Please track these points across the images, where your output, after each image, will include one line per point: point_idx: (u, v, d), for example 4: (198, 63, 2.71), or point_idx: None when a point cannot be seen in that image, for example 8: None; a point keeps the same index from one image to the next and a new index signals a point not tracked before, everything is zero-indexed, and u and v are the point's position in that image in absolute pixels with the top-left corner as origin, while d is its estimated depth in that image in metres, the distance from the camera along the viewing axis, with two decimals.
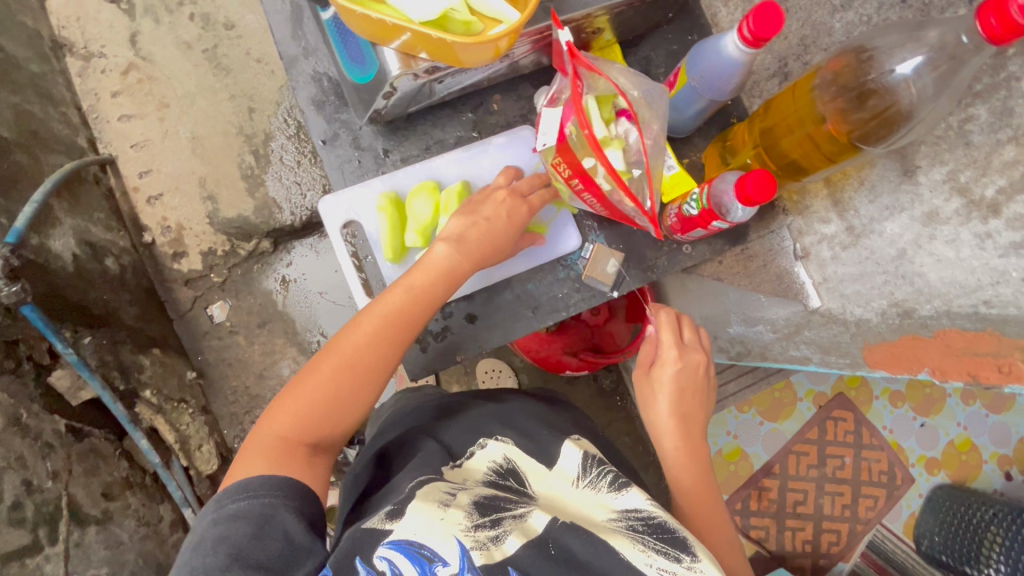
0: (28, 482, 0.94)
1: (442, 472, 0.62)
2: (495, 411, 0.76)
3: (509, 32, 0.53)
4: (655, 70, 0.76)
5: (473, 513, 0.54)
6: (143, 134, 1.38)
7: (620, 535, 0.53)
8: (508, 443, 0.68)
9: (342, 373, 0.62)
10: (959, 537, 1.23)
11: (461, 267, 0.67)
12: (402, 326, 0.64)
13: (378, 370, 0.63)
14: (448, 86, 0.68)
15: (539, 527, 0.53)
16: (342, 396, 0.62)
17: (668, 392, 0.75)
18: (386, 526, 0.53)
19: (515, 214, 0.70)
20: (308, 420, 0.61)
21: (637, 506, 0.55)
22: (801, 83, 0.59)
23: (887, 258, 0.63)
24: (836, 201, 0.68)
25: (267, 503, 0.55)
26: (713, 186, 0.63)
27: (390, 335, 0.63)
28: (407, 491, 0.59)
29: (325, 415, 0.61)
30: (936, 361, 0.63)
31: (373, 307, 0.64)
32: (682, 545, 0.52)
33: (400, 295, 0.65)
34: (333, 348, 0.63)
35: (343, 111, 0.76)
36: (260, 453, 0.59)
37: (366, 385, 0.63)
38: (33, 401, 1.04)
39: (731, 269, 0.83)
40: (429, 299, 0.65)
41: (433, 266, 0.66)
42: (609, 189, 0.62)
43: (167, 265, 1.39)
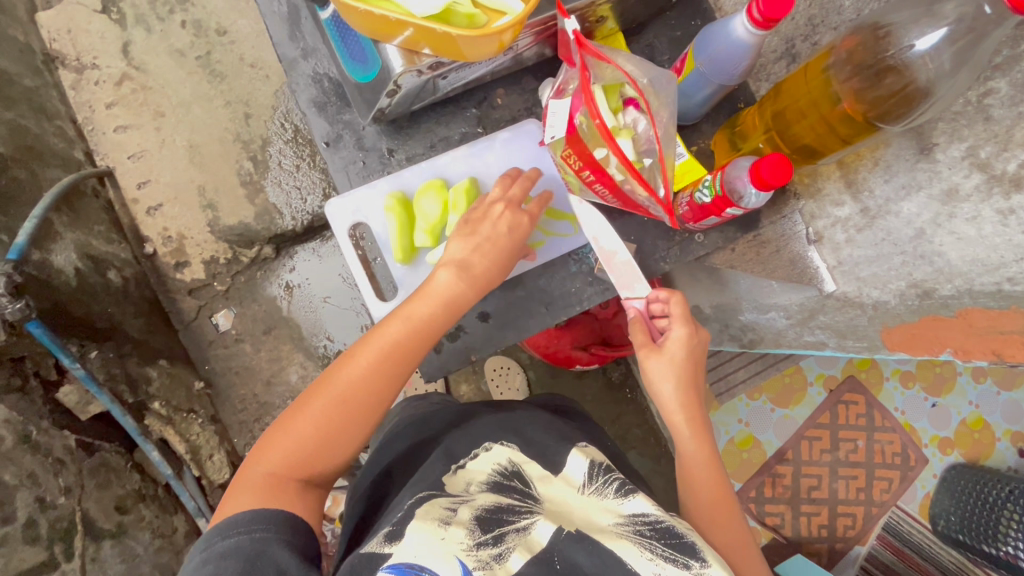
0: (41, 499, 0.94)
1: (443, 483, 0.62)
2: (500, 419, 0.73)
3: (514, 22, 0.51)
4: (659, 57, 0.75)
5: (475, 531, 0.55)
6: (140, 144, 1.37)
7: (628, 542, 0.54)
8: (512, 447, 0.67)
9: (338, 406, 0.61)
10: (975, 514, 1.21)
11: (457, 293, 0.66)
12: (399, 359, 0.63)
13: (375, 403, 0.62)
14: (452, 82, 0.67)
15: (542, 541, 0.55)
16: (337, 430, 0.61)
17: (681, 376, 0.69)
18: (386, 549, 0.53)
19: (516, 228, 0.68)
20: (302, 454, 0.60)
21: (644, 511, 0.57)
22: (814, 64, 0.58)
23: (905, 238, 0.62)
24: (850, 182, 0.67)
25: (257, 538, 0.53)
26: (726, 172, 0.61)
27: (388, 368, 0.63)
28: (405, 509, 0.58)
29: (320, 450, 0.60)
30: (958, 341, 0.63)
31: (370, 338, 0.64)
32: (691, 550, 0.53)
33: (398, 326, 0.64)
34: (328, 379, 0.62)
35: (345, 112, 0.75)
36: (249, 488, 0.57)
37: (361, 418, 0.62)
38: (42, 418, 1.03)
39: (744, 256, 0.81)
40: (427, 329, 0.64)
41: (432, 294, 0.65)
42: (622, 178, 0.61)
43: (170, 275, 1.38)
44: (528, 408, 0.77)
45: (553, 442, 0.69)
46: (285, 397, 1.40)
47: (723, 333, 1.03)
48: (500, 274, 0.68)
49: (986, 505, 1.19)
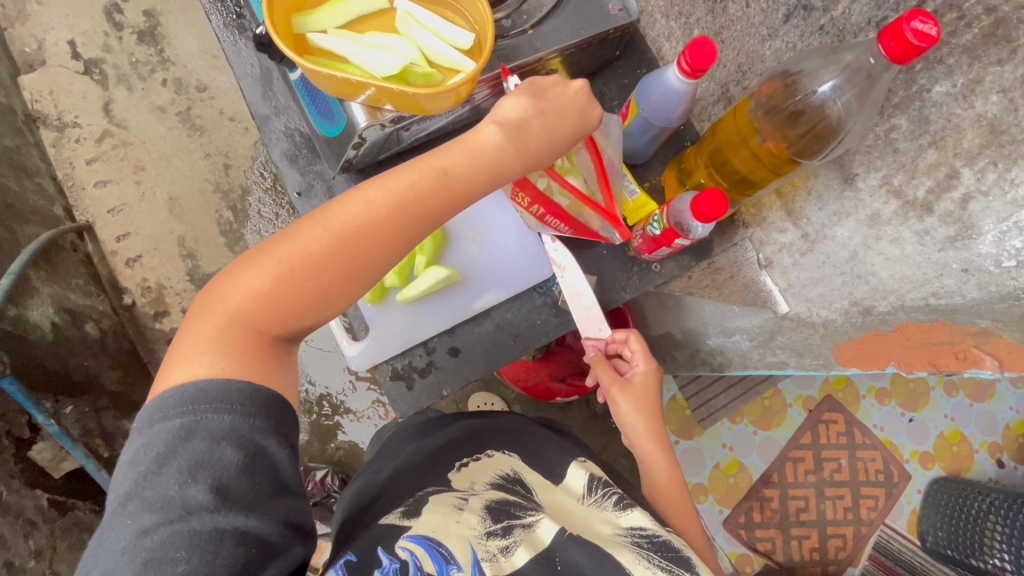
0: (9, 563, 0.91)
1: (449, 478, 0.64)
2: (502, 428, 0.76)
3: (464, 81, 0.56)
4: (609, 102, 0.82)
5: (486, 520, 0.58)
6: (120, 198, 1.40)
7: (626, 551, 0.56)
8: (514, 457, 0.70)
9: (345, 259, 0.49)
10: (961, 530, 1.25)
11: (502, 148, 0.54)
12: (422, 217, 0.51)
13: (386, 264, 0.51)
14: (416, 133, 0.71)
15: (547, 538, 0.57)
16: (323, 291, 0.49)
17: (648, 410, 0.72)
18: (405, 522, 0.57)
19: (584, 117, 0.58)
20: (288, 312, 0.49)
21: (641, 525, 0.59)
22: (739, 107, 0.65)
23: (842, 260, 0.67)
24: (789, 211, 0.72)
25: (258, 428, 0.46)
26: (671, 206, 0.66)
27: (405, 225, 0.50)
28: (415, 499, 0.61)
29: (302, 309, 0.49)
30: (900, 355, 0.67)
31: (389, 179, 0.50)
32: (686, 563, 0.55)
33: (435, 173, 0.51)
34: (325, 217, 0.49)
35: (316, 163, 0.79)
36: (212, 338, 0.47)
37: (366, 280, 0.51)
38: (14, 477, 1.01)
39: (700, 282, 0.88)
40: (449, 190, 0.51)
41: (474, 146, 0.53)
42: (565, 202, 0.66)
43: (149, 326, 1.39)
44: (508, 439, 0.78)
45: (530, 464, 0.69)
46: None
47: (695, 357, 1.07)
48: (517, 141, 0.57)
49: (968, 518, 1.24)
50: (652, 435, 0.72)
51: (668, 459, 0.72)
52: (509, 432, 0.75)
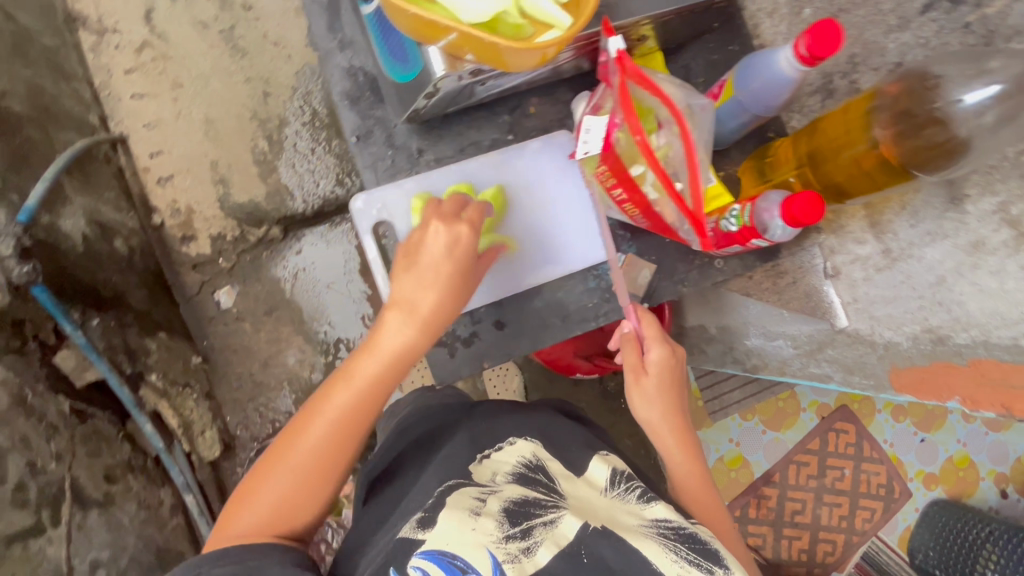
0: (32, 463, 0.93)
1: (470, 471, 0.62)
2: (526, 419, 0.73)
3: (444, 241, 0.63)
4: (694, 79, 0.75)
5: (505, 522, 0.54)
6: (156, 114, 1.36)
7: (653, 543, 0.53)
8: (535, 443, 0.68)
9: (310, 460, 0.63)
10: (958, 554, 1.25)
11: (402, 331, 0.63)
12: (361, 413, 0.64)
13: (343, 450, 0.64)
14: (489, 88, 0.66)
15: (570, 533, 0.53)
16: (304, 485, 0.63)
17: (670, 401, 0.71)
18: (419, 535, 0.54)
19: (456, 248, 0.64)
20: (281, 507, 0.63)
21: (666, 517, 0.57)
22: (857, 104, 0.58)
23: (925, 284, 0.63)
24: (874, 223, 0.68)
25: (251, 566, 0.57)
26: (755, 204, 0.61)
27: (349, 426, 0.64)
28: (435, 497, 0.58)
29: (292, 503, 0.63)
30: (968, 391, 0.65)
31: (330, 396, 0.64)
32: (714, 556, 0.53)
33: (365, 369, 0.64)
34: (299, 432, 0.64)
35: (378, 108, 0.74)
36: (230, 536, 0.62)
37: (332, 468, 0.64)
38: (39, 381, 1.02)
39: (760, 284, 0.81)
40: (380, 376, 0.64)
41: (388, 346, 0.64)
42: (655, 196, 0.58)
43: (175, 248, 1.38)
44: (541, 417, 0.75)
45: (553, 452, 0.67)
46: (281, 379, 1.40)
47: (727, 355, 1.01)
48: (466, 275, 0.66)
49: (967, 544, 1.24)
50: (672, 425, 0.72)
51: (686, 449, 0.72)
52: (531, 421, 0.73)
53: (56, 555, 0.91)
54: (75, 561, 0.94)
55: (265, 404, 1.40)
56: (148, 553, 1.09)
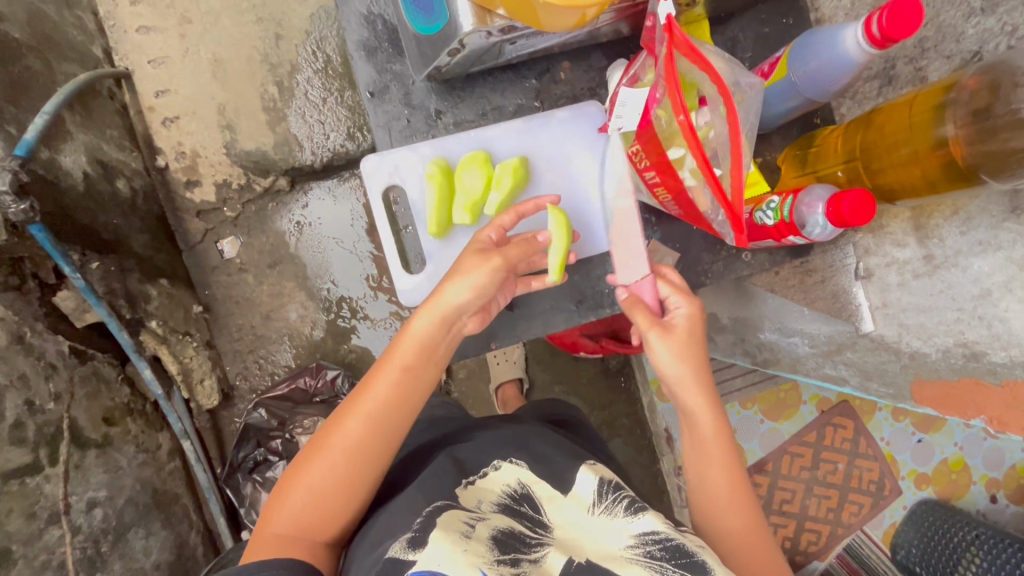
0: (30, 402, 0.92)
1: (455, 495, 0.59)
2: (505, 433, 0.69)
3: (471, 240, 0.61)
4: (741, 53, 0.69)
5: (493, 549, 0.53)
6: (161, 50, 1.31)
7: (637, 567, 0.52)
8: (521, 466, 0.63)
9: (342, 462, 0.60)
10: (937, 552, 1.22)
11: (423, 329, 0.61)
12: (395, 413, 0.61)
13: (375, 450, 0.61)
14: (519, 49, 0.61)
15: (556, 569, 0.53)
16: (332, 489, 0.60)
17: (695, 362, 0.64)
18: (409, 556, 0.52)
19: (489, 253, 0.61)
20: (308, 516, 0.60)
21: (653, 529, 0.55)
22: (929, 97, 0.53)
23: (967, 296, 0.60)
24: (919, 226, 0.64)
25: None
26: (797, 197, 0.57)
27: (382, 424, 0.61)
28: (424, 516, 0.55)
29: (321, 510, 0.60)
30: (996, 411, 0.61)
31: (361, 392, 0.62)
32: (700, 569, 0.51)
33: (392, 364, 0.62)
34: (331, 432, 0.61)
35: (396, 62, 0.68)
36: (258, 545, 0.59)
37: (367, 469, 0.61)
38: (37, 321, 1.01)
39: (787, 281, 0.81)
40: (410, 373, 0.62)
41: (414, 341, 0.61)
42: (692, 182, 0.54)
43: (180, 193, 1.34)
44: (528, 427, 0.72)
45: (559, 460, 0.65)
46: (282, 334, 1.39)
47: (737, 347, 0.98)
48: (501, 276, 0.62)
49: (949, 546, 1.19)
50: (697, 390, 0.64)
51: (712, 415, 0.65)
52: (510, 434, 0.69)
53: (53, 492, 0.91)
54: (72, 500, 0.94)
55: (265, 357, 1.39)
56: (144, 496, 1.10)
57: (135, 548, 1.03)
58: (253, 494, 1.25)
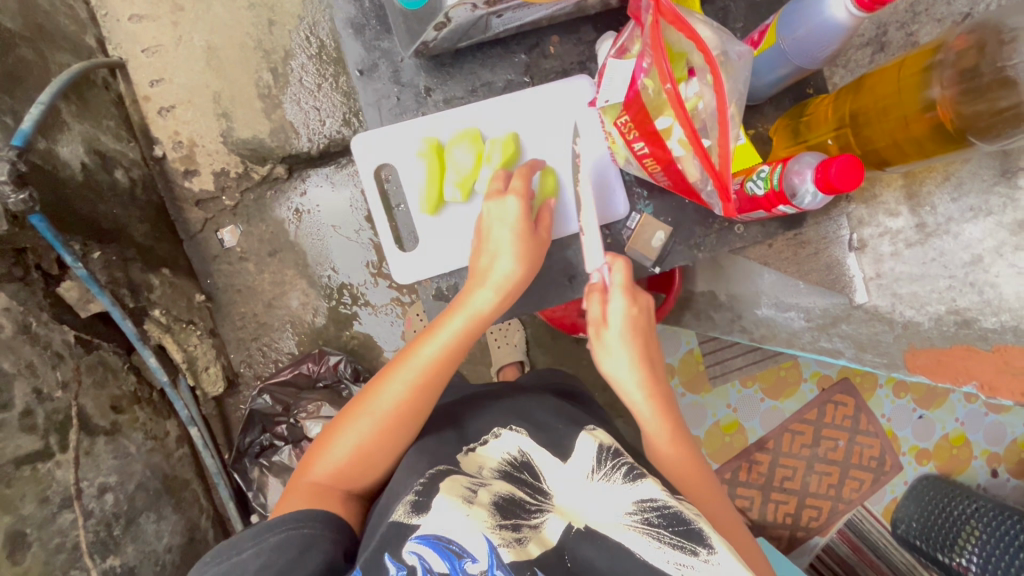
0: (38, 390, 0.94)
1: (457, 460, 0.62)
2: (507, 402, 0.72)
3: (518, 216, 0.63)
4: (733, 23, 0.68)
5: (496, 513, 0.54)
6: (155, 39, 1.31)
7: (635, 533, 0.52)
8: (522, 434, 0.65)
9: (390, 424, 0.62)
10: (938, 524, 1.24)
11: (485, 303, 0.63)
12: (444, 380, 0.64)
13: (420, 415, 0.63)
14: (506, 23, 0.61)
15: (553, 538, 0.53)
16: (376, 448, 0.62)
17: (638, 354, 0.66)
18: (413, 520, 0.54)
19: (529, 228, 0.64)
20: (349, 470, 0.62)
21: (652, 496, 0.54)
22: (915, 60, 0.53)
23: (958, 263, 0.60)
24: (911, 194, 0.65)
25: (305, 533, 0.55)
26: (787, 165, 0.57)
27: (429, 391, 0.63)
28: (427, 479, 0.58)
29: (364, 467, 0.62)
30: (985, 376, 0.62)
31: (416, 359, 0.63)
32: (696, 537, 0.51)
33: (449, 333, 0.63)
34: (382, 392, 0.63)
35: (384, 39, 0.68)
36: (299, 492, 0.61)
37: (408, 433, 0.63)
38: (42, 311, 1.02)
39: (781, 253, 0.80)
40: (464, 343, 0.63)
41: (472, 313, 0.63)
42: (680, 152, 0.54)
43: (178, 183, 1.34)
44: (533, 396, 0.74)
45: (558, 426, 0.67)
46: (284, 321, 1.40)
47: (735, 323, 0.97)
48: (541, 250, 0.65)
49: (949, 518, 1.22)
50: (642, 381, 0.66)
51: (662, 413, 0.66)
52: (513, 403, 0.72)
53: (65, 478, 0.94)
54: (83, 485, 0.97)
55: (269, 344, 1.40)
56: (155, 481, 1.12)
57: (147, 531, 1.06)
58: (260, 479, 1.28)
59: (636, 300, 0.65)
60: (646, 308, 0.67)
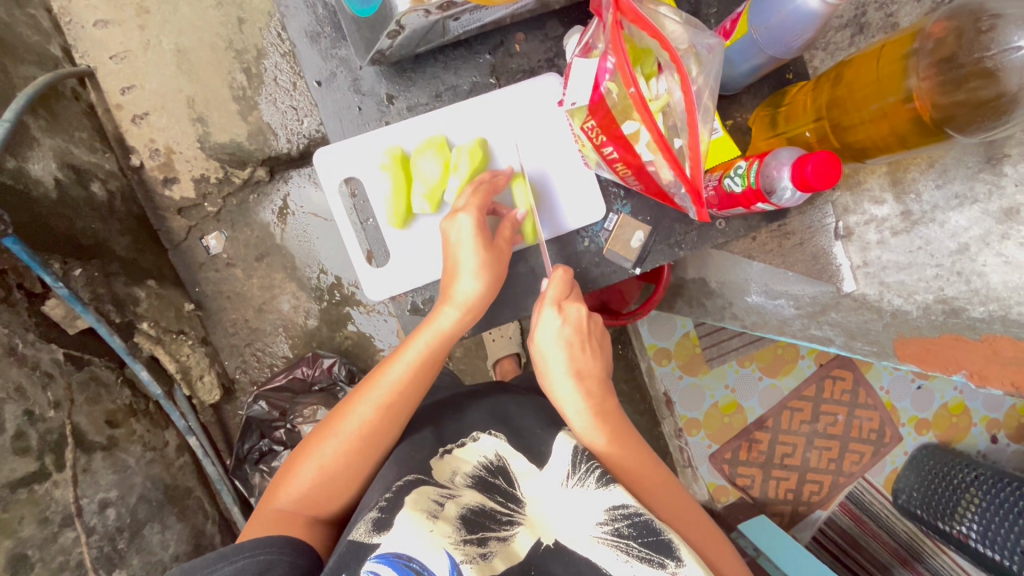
0: (30, 412, 0.93)
1: (430, 467, 0.60)
2: (489, 406, 0.70)
3: (473, 231, 0.61)
4: (705, 10, 0.66)
5: (461, 528, 0.53)
6: (123, 44, 1.27)
7: (604, 546, 0.52)
8: (500, 439, 0.64)
9: (358, 447, 0.61)
10: (938, 495, 1.23)
11: (448, 321, 0.62)
12: (409, 399, 0.63)
13: (389, 436, 0.63)
14: (465, 24, 0.58)
15: (523, 550, 0.53)
16: (343, 472, 0.61)
17: (572, 364, 0.63)
18: (373, 539, 0.52)
19: (489, 246, 0.61)
20: (314, 496, 0.61)
21: (624, 503, 0.53)
22: (894, 47, 0.52)
23: (945, 252, 0.59)
24: (896, 181, 0.64)
25: (262, 559, 0.54)
26: (763, 162, 0.55)
27: (397, 412, 0.62)
28: (394, 492, 0.56)
29: (331, 492, 0.61)
30: (976, 365, 0.61)
31: (379, 380, 0.63)
32: (666, 548, 0.50)
33: (412, 352, 0.63)
34: (345, 416, 0.62)
35: (340, 46, 0.67)
36: (259, 520, 0.59)
37: (378, 454, 0.62)
38: (28, 331, 1.01)
39: (765, 245, 0.79)
40: (429, 363, 0.63)
41: (433, 330, 0.62)
42: (650, 157, 0.52)
43: (158, 192, 1.32)
44: (516, 398, 0.72)
45: (540, 431, 0.64)
46: (276, 325, 1.38)
47: (726, 311, 0.94)
48: (505, 263, 0.63)
49: (949, 486, 1.20)
50: (586, 393, 0.63)
51: (607, 423, 0.63)
52: (496, 407, 0.70)
53: (64, 497, 0.93)
54: (83, 502, 0.97)
55: (263, 349, 1.39)
56: (157, 492, 1.12)
57: (152, 543, 1.06)
58: (262, 484, 1.27)
59: (564, 311, 0.64)
60: (576, 321, 0.64)
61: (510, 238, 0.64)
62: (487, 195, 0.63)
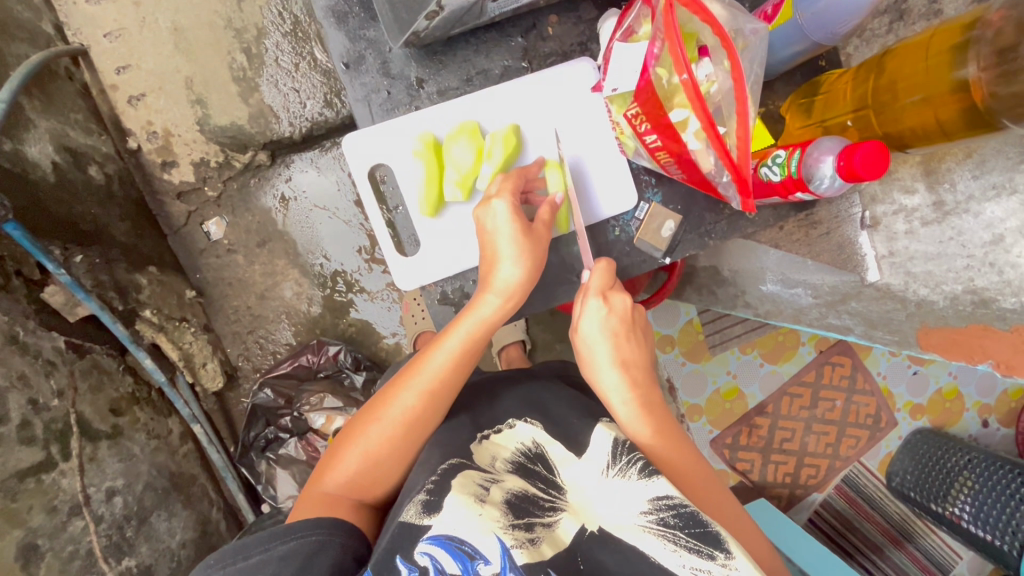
0: (34, 401, 0.91)
1: (470, 452, 0.60)
2: (518, 394, 0.70)
3: (509, 217, 0.60)
4: None
5: (508, 513, 0.53)
6: (117, 22, 1.22)
7: (650, 535, 0.51)
8: (536, 425, 0.64)
9: (401, 434, 0.61)
10: (931, 477, 1.23)
11: (491, 310, 0.61)
12: (451, 388, 0.62)
13: (431, 424, 0.62)
14: (502, 6, 0.59)
15: (567, 537, 0.53)
16: (387, 459, 0.62)
17: (616, 354, 0.64)
18: (424, 521, 0.52)
19: (526, 230, 0.60)
20: (360, 480, 0.61)
21: (669, 493, 0.52)
22: (946, 37, 0.52)
23: (977, 243, 0.61)
24: (929, 171, 0.65)
25: (314, 539, 0.54)
26: (805, 151, 0.54)
27: (439, 401, 0.62)
28: (440, 475, 0.56)
29: (376, 477, 0.62)
30: (1003, 355, 0.64)
31: (422, 369, 0.62)
32: (713, 540, 0.49)
33: (455, 339, 0.62)
34: (389, 403, 0.62)
35: (369, 27, 0.66)
36: (307, 502, 0.60)
37: (421, 441, 0.62)
38: (28, 319, 0.98)
39: (792, 236, 0.80)
40: (470, 351, 0.62)
41: (476, 319, 0.62)
42: (696, 145, 0.51)
43: (157, 176, 1.28)
44: (545, 386, 0.72)
45: (574, 420, 0.64)
46: (279, 312, 1.36)
47: (738, 300, 0.94)
48: (544, 250, 0.62)
49: (945, 470, 1.21)
50: (630, 383, 0.64)
51: (652, 414, 0.63)
52: (526, 396, 0.70)
53: (71, 487, 0.92)
54: (91, 491, 0.95)
55: (266, 336, 1.37)
56: (162, 479, 1.11)
57: (159, 530, 1.05)
58: (268, 471, 1.26)
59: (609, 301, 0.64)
60: (621, 311, 0.65)
61: (548, 223, 0.63)
62: (521, 182, 0.62)
